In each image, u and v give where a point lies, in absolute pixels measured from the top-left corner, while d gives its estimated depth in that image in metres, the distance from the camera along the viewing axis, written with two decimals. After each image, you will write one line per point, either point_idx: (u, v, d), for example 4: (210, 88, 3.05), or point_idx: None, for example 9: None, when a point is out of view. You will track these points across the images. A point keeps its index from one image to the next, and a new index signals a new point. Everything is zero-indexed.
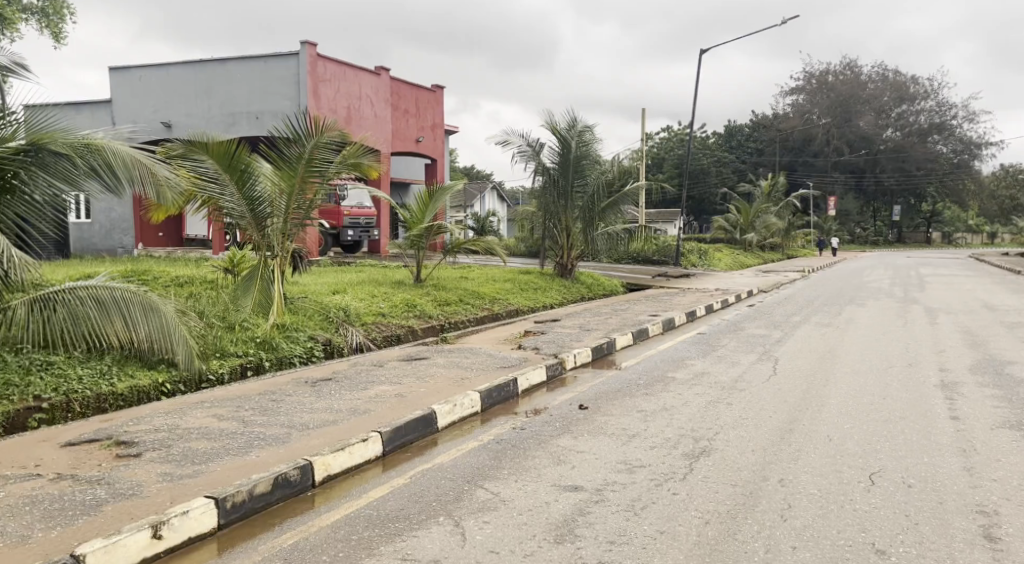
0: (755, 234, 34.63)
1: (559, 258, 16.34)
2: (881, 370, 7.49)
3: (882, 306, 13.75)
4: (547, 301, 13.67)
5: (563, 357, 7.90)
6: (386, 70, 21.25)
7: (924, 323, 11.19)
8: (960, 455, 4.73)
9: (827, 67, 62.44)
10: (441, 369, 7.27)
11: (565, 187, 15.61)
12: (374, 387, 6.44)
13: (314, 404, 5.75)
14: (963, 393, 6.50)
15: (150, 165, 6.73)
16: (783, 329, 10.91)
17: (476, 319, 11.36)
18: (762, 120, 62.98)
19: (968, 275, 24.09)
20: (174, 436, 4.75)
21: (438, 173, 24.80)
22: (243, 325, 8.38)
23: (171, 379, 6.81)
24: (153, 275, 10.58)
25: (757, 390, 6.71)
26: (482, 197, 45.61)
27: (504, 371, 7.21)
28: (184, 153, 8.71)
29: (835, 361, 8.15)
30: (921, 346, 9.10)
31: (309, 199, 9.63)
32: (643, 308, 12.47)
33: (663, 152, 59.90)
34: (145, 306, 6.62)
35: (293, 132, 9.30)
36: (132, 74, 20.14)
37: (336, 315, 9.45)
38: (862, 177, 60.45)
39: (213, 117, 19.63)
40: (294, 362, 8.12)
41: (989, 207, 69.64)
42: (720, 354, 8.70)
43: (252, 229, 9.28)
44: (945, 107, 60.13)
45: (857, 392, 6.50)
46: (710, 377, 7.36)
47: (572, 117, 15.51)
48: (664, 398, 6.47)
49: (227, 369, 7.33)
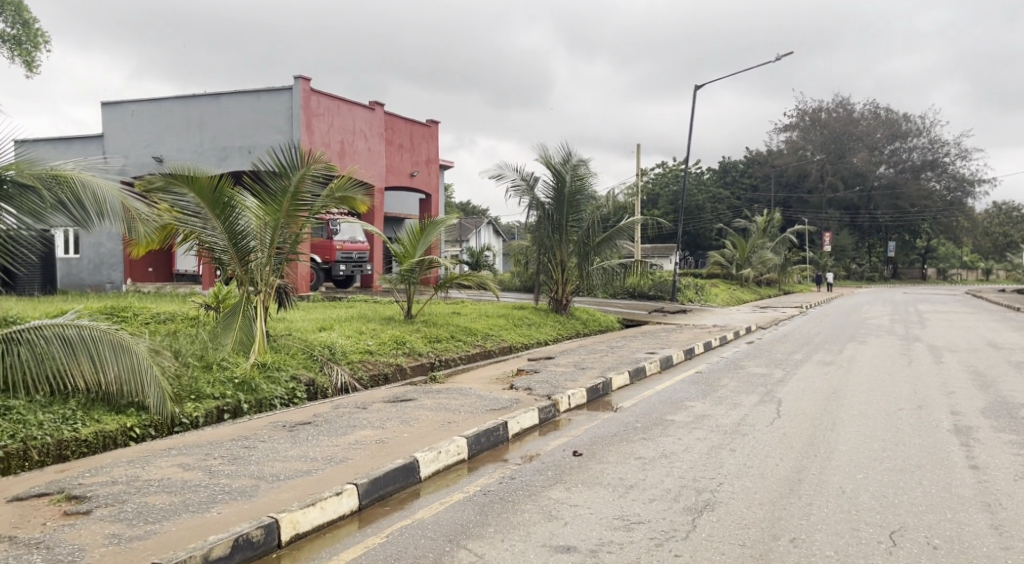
0: (751, 270, 34.42)
1: (554, 293, 15.98)
2: (891, 414, 7.13)
3: (884, 344, 13.40)
4: (541, 337, 13.31)
5: (557, 399, 7.52)
6: (381, 104, 21.11)
7: (930, 362, 10.84)
8: (986, 511, 4.37)
9: (820, 104, 62.82)
10: (427, 411, 6.90)
11: (560, 221, 15.47)
12: (355, 432, 6.05)
13: (288, 452, 5.36)
14: (978, 438, 6.15)
15: (122, 195, 6.48)
16: (785, 367, 10.56)
17: (467, 357, 11.01)
18: (756, 156, 63.18)
19: (968, 311, 23.84)
20: (130, 490, 4.37)
21: (432, 208, 24.53)
22: (221, 364, 7.99)
23: (140, 424, 6.44)
24: (133, 311, 10.20)
25: (761, 434, 6.35)
26: (478, 232, 45.43)
27: (494, 413, 6.83)
28: (164, 185, 8.39)
29: (842, 403, 7.79)
30: (928, 386, 8.75)
31: (295, 232, 9.32)
32: (639, 345, 12.13)
33: (658, 188, 60.02)
34: (115, 345, 6.28)
35: (278, 164, 9.00)
36: (124, 107, 19.97)
37: (320, 353, 9.08)
38: (856, 214, 60.52)
39: (204, 151, 19.42)
40: (274, 404, 7.77)
41: (982, 244, 69.85)
42: (720, 395, 8.33)
43: (235, 264, 8.96)
44: (938, 143, 60.45)
45: (867, 438, 6.14)
46: (711, 420, 6.99)
47: (567, 151, 15.28)
48: (663, 443, 6.10)
49: (202, 413, 6.97)
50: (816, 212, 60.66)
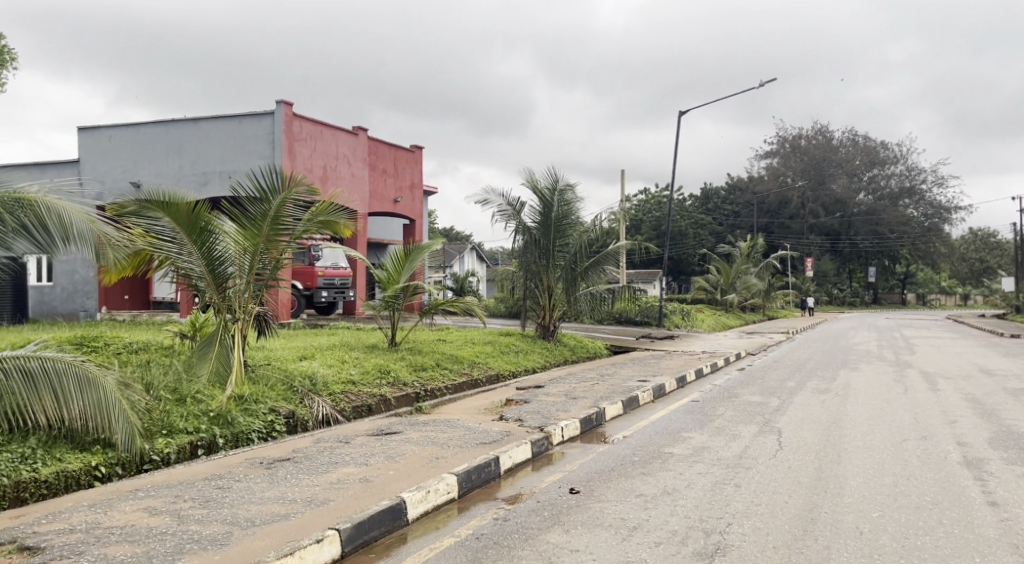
0: (735, 296, 34.34)
1: (541, 319, 15.65)
2: (898, 445, 6.85)
3: (877, 371, 13.17)
4: (529, 365, 12.98)
5: (550, 431, 7.19)
6: (364, 129, 20.89)
7: (926, 390, 10.59)
8: (1017, 554, 4.08)
9: (800, 132, 63.43)
10: (413, 445, 6.56)
11: (547, 246, 15.24)
12: (336, 469, 5.67)
13: (264, 493, 5.00)
14: (992, 472, 5.88)
15: (93, 221, 6.14)
16: (780, 396, 10.27)
17: (454, 387, 10.65)
18: (737, 182, 63.53)
19: (954, 337, 23.80)
20: (89, 539, 4.02)
21: (416, 233, 24.22)
22: (196, 397, 7.54)
23: (107, 462, 6.10)
24: (105, 341, 9.77)
25: (765, 468, 6.03)
26: (461, 257, 45.19)
27: (484, 448, 6.47)
28: (137, 209, 8.06)
29: (844, 433, 7.50)
30: (928, 415, 8.49)
31: (275, 258, 8.98)
32: (630, 373, 11.82)
33: (640, 214, 60.12)
34: (81, 378, 5.92)
35: (259, 189, 8.69)
36: (101, 132, 19.61)
37: (300, 385, 8.68)
38: (838, 239, 60.88)
39: (183, 176, 19.06)
40: (252, 439, 7.39)
41: (961, 270, 70.52)
42: (717, 426, 8.02)
43: (212, 291, 8.59)
44: (915, 171, 61.18)
45: (877, 472, 5.85)
46: (711, 453, 6.67)
47: (553, 176, 15.08)
48: (663, 479, 5.77)
49: (174, 449, 6.61)
50: (798, 238, 61.02)
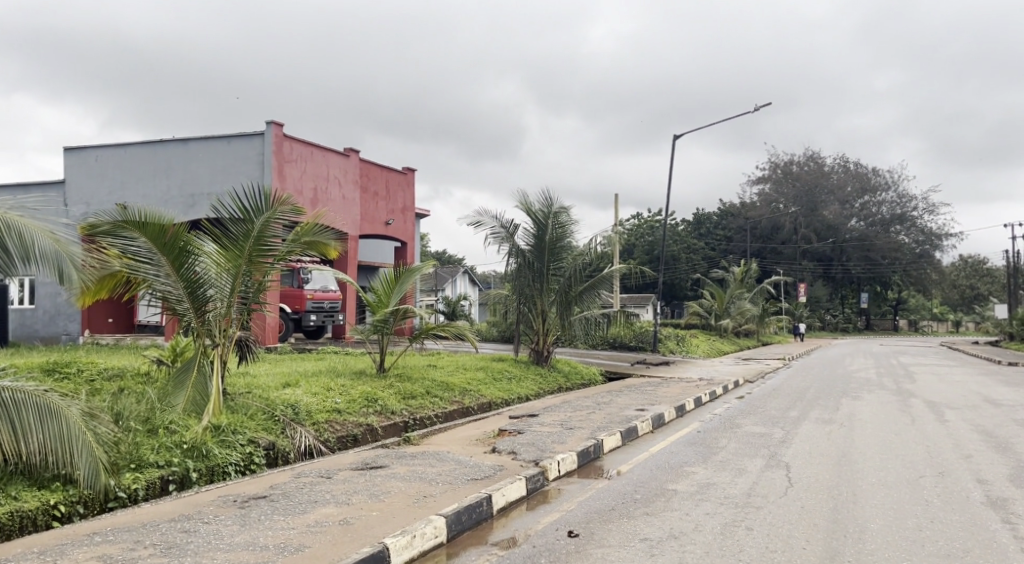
0: (729, 321, 33.94)
1: (535, 344, 15.21)
2: (915, 482, 6.46)
3: (881, 400, 12.76)
4: (523, 392, 12.54)
5: (545, 465, 6.76)
6: (355, 151, 20.59)
7: (935, 421, 10.18)
8: None
9: (792, 158, 63.54)
10: (400, 482, 6.13)
11: (541, 269, 14.88)
12: (315, 509, 5.25)
13: (233, 538, 4.61)
14: (1020, 514, 5.48)
15: (56, 239, 5.77)
16: (784, 426, 9.84)
17: (444, 416, 10.22)
18: (730, 207, 63.52)
19: (952, 364, 23.48)
20: None
21: (408, 256, 23.83)
22: (169, 428, 7.09)
23: (67, 500, 5.72)
24: (78, 367, 9.32)
25: (777, 508, 5.62)
26: (453, 281, 44.82)
27: (475, 485, 6.04)
28: (111, 229, 7.63)
29: (856, 468, 7.09)
30: (942, 449, 8.08)
31: (258, 280, 8.57)
32: (629, 402, 11.39)
33: (633, 238, 59.91)
34: (41, 410, 5.58)
35: (241, 208, 8.28)
36: (87, 153, 19.22)
37: (282, 414, 8.23)
38: (830, 265, 60.79)
39: (170, 197, 18.67)
40: (228, 473, 6.95)
41: (952, 297, 70.50)
42: (721, 459, 7.60)
43: (191, 315, 8.15)
44: (906, 198, 61.33)
45: (898, 513, 5.45)
46: (718, 490, 6.25)
47: (548, 198, 14.75)
48: (668, 520, 5.36)
49: (142, 485, 6.20)
50: (790, 263, 60.95)
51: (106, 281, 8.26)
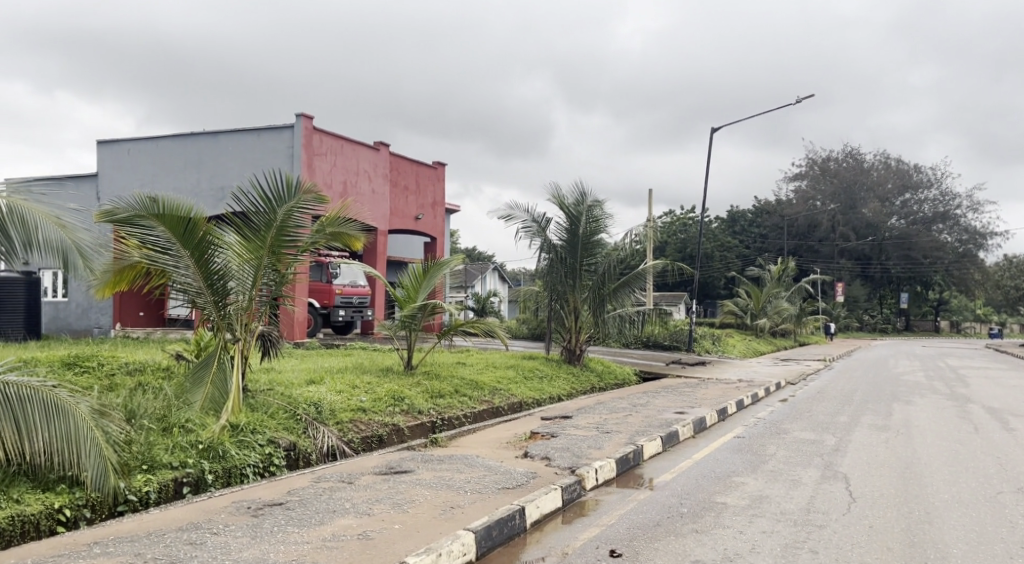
0: (765, 320, 33.04)
1: (567, 342, 14.70)
2: (993, 500, 5.84)
3: (935, 406, 12.00)
4: (554, 392, 12.05)
5: (582, 474, 6.25)
6: (386, 144, 20.23)
7: (1000, 430, 9.44)
8: None
9: (830, 154, 62.21)
10: (425, 490, 5.67)
11: (574, 265, 14.38)
12: (333, 520, 4.82)
13: (240, 554, 4.22)
14: None
15: (62, 226, 5.40)
16: (834, 433, 9.23)
17: (473, 416, 9.77)
18: (765, 205, 62.41)
19: (1004, 367, 22.40)
20: None
21: (438, 252, 23.42)
22: (184, 426, 6.69)
23: (73, 503, 5.35)
24: (99, 360, 9.00)
25: (843, 527, 5.06)
26: (483, 277, 44.34)
27: (507, 495, 5.56)
28: (129, 217, 7.26)
29: (923, 481, 6.48)
30: (1013, 461, 7.43)
31: (281, 273, 8.17)
32: (669, 404, 10.83)
33: (666, 235, 59.16)
34: (47, 406, 5.25)
35: (263, 197, 7.88)
36: (121, 147, 19.07)
37: (304, 412, 7.82)
38: (868, 264, 59.34)
39: (202, 190, 18.44)
40: (246, 475, 6.56)
41: (995, 298, 68.52)
42: (772, 469, 7.04)
43: (210, 308, 7.74)
44: (949, 196, 59.57)
45: (980, 536, 4.87)
46: (773, 505, 5.69)
47: (581, 191, 14.25)
48: (721, 539, 4.83)
49: (154, 488, 5.82)
50: (827, 262, 59.69)
51: (126, 272, 7.92)
